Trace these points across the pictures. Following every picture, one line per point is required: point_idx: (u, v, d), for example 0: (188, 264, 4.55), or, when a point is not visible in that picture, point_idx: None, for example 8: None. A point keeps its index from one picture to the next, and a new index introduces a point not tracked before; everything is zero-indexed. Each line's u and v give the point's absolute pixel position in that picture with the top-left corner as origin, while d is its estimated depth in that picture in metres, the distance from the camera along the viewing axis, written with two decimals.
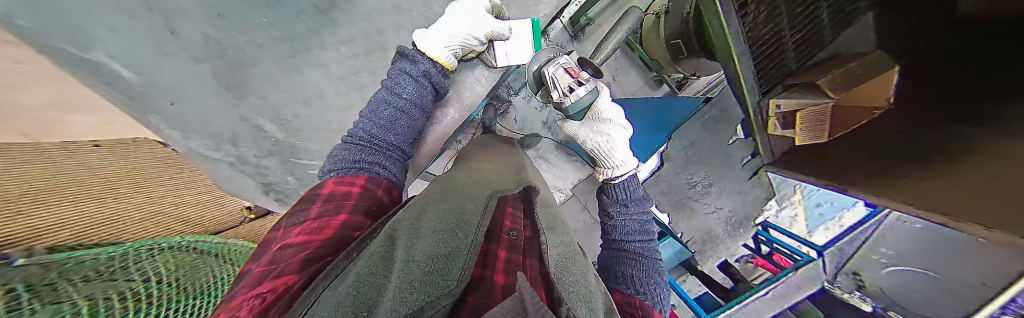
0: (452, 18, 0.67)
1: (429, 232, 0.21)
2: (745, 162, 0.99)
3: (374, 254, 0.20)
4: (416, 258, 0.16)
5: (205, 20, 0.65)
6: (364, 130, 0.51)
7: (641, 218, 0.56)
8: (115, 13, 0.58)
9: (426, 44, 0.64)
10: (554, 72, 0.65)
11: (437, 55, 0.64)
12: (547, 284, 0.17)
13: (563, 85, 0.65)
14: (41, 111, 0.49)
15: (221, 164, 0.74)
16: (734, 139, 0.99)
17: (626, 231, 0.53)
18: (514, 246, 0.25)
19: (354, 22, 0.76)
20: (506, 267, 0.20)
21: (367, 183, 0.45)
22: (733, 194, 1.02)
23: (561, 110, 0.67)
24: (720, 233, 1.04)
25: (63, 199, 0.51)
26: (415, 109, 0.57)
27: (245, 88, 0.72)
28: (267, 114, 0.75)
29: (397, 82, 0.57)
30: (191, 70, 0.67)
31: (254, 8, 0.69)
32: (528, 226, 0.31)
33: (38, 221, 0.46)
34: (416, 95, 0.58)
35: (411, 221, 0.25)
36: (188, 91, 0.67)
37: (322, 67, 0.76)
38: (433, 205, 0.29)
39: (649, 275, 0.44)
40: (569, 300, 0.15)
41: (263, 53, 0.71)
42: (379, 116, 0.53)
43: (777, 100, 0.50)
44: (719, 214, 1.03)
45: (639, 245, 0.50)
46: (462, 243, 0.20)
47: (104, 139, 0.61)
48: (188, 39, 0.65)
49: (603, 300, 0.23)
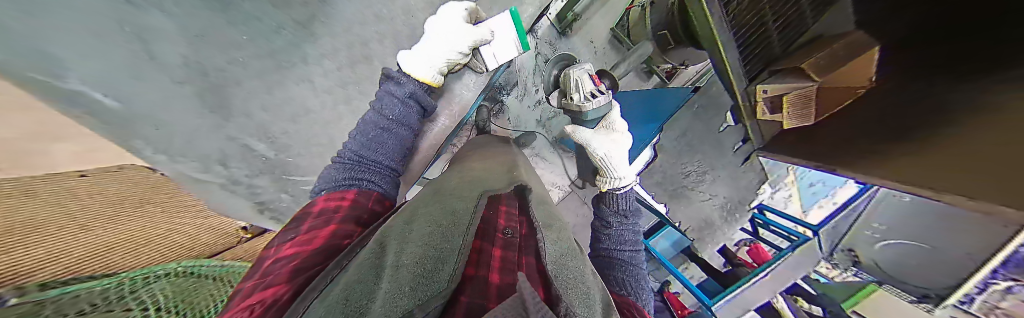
0: (434, 37, 0.66)
1: (417, 237, 0.21)
2: (738, 148, 0.99)
3: (365, 261, 0.20)
4: (405, 263, 0.16)
5: (182, 40, 0.64)
6: (352, 150, 0.52)
7: (634, 228, 0.58)
8: (85, 37, 0.55)
9: (411, 67, 0.63)
10: (579, 75, 0.74)
11: (423, 76, 0.63)
12: (545, 279, 0.18)
13: (584, 91, 0.73)
14: (20, 141, 0.46)
15: (212, 186, 0.74)
16: (726, 126, 0.99)
17: (619, 241, 0.54)
18: (509, 244, 0.25)
19: (337, 36, 0.80)
20: (502, 265, 0.20)
21: (356, 196, 0.45)
22: (728, 180, 1.02)
23: (577, 112, 0.74)
24: (718, 221, 1.04)
25: (57, 227, 0.49)
26: (403, 129, 0.57)
27: (230, 109, 0.73)
28: (255, 133, 0.77)
29: (381, 104, 0.56)
30: (168, 92, 0.65)
31: (231, 26, 0.69)
32: (524, 222, 0.31)
33: (39, 251, 0.44)
34: (403, 114, 0.57)
35: (402, 225, 0.26)
36: (170, 114, 0.65)
37: (308, 81, 0.80)
38: (422, 208, 0.30)
39: (638, 282, 0.45)
40: (567, 297, 0.15)
41: (245, 73, 0.73)
42: (366, 137, 0.53)
43: (764, 86, 0.55)
44: (715, 200, 1.03)
45: (629, 254, 0.52)
46: (452, 245, 0.20)
47: (96, 168, 0.59)
48: (168, 63, 0.64)
49: (601, 296, 0.23)
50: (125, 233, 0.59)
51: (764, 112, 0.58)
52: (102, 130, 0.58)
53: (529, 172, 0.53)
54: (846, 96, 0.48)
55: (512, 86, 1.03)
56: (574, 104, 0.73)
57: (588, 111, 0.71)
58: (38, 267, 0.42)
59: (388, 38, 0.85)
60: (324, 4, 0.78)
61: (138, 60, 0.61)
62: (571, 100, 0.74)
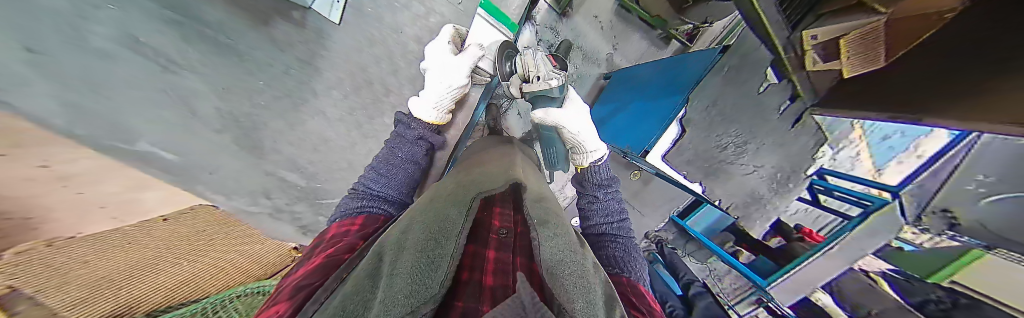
0: (432, 78, 0.74)
1: (413, 244, 0.22)
2: (782, 111, 0.64)
3: (363, 270, 0.21)
4: (399, 272, 0.17)
5: (212, 95, 0.74)
6: (365, 185, 0.54)
7: (613, 197, 0.65)
8: (141, 103, 0.65)
9: (418, 110, 0.70)
10: (534, 56, 0.72)
11: (430, 118, 0.70)
12: (541, 282, 0.21)
13: (543, 70, 0.72)
14: (116, 195, 0.64)
15: (262, 216, 0.89)
16: (764, 85, 0.64)
17: (606, 213, 0.60)
18: (503, 245, 0.29)
19: (337, 66, 0.87)
20: (496, 267, 0.24)
21: (365, 221, 0.44)
22: (777, 149, 0.67)
23: (546, 96, 0.73)
24: (767, 195, 0.75)
25: (150, 268, 0.71)
26: (409, 164, 0.60)
27: (262, 148, 0.84)
28: (286, 166, 0.89)
29: (394, 146, 0.62)
30: (214, 140, 0.77)
31: (249, 74, 0.77)
32: (517, 222, 0.35)
33: (132, 293, 0.67)
34: (411, 153, 0.62)
35: (397, 236, 0.26)
36: (216, 159, 0.78)
37: (321, 113, 0.89)
38: (417, 219, 0.29)
39: (627, 252, 0.50)
40: (556, 292, 0.15)
41: (268, 113, 0.83)
42: (376, 173, 0.56)
43: (812, 31, 0.56)
44: (760, 173, 0.71)
45: (615, 226, 0.57)
46: (445, 250, 0.21)
47: (171, 211, 0.74)
48: (206, 116, 0.74)
49: (604, 289, 0.23)
50: (207, 260, 0.81)
51: (815, 62, 0.58)
52: (169, 179, 0.72)
53: (528, 171, 0.53)
54: (922, 25, 0.43)
55: None
56: (543, 84, 0.69)
57: (556, 88, 0.71)
58: (128, 308, 0.66)
59: (386, 61, 0.92)
60: (323, 39, 0.84)
61: (182, 115, 0.71)
62: (538, 84, 0.70)
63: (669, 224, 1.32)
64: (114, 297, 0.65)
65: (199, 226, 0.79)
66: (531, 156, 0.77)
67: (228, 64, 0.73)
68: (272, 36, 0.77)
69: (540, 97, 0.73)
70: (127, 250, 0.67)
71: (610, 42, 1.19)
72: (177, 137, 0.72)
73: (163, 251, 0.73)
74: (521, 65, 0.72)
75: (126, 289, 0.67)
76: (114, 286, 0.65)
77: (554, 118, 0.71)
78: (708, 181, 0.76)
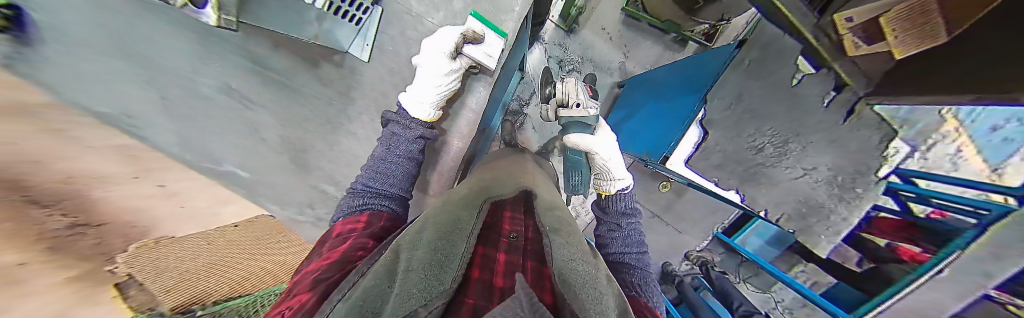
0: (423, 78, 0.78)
1: (426, 243, 0.24)
2: (826, 104, 0.58)
3: (382, 266, 0.23)
4: (414, 268, 0.19)
5: (277, 125, 0.93)
6: (363, 183, 0.59)
7: (634, 228, 0.63)
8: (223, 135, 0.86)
9: (410, 108, 0.76)
10: (570, 84, 0.75)
11: (420, 116, 0.76)
12: (547, 285, 0.21)
13: (582, 98, 0.75)
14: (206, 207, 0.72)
15: (305, 224, 1.07)
16: (799, 77, 0.62)
17: (625, 243, 0.57)
18: (512, 248, 0.30)
19: (365, 95, 1.00)
20: (505, 268, 0.24)
21: (369, 219, 0.49)
22: (829, 146, 0.59)
23: (569, 120, 0.76)
24: (825, 202, 0.63)
25: (225, 262, 0.68)
26: (409, 163, 0.66)
27: (309, 167, 1.01)
28: (327, 181, 1.05)
29: (389, 143, 0.67)
30: (278, 160, 0.97)
31: (300, 106, 0.94)
32: (528, 226, 0.36)
33: (209, 285, 0.61)
34: (405, 152, 0.66)
35: (412, 236, 0.29)
36: (272, 177, 0.97)
37: (352, 135, 1.02)
38: (430, 220, 0.32)
39: (647, 284, 0.46)
40: (575, 305, 0.15)
41: (312, 136, 0.98)
42: (376, 172, 0.61)
43: (844, 14, 0.51)
44: (813, 177, 0.63)
45: (634, 256, 0.54)
46: (456, 250, 0.23)
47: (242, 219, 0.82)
48: (270, 141, 0.94)
49: (617, 301, 0.22)
50: (259, 262, 0.78)
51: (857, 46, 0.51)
52: (241, 191, 0.90)
53: (539, 178, 0.55)
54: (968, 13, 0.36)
55: (529, 97, 1.15)
56: (581, 111, 0.72)
57: (592, 116, 0.74)
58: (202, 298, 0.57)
59: (401, 87, 1.03)
60: (353, 73, 0.97)
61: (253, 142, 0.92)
62: (577, 110, 0.73)
63: (713, 243, 1.23)
64: (195, 286, 0.58)
65: (256, 232, 0.84)
66: (547, 168, 0.78)
67: (285, 99, 0.91)
68: (317, 75, 0.92)
69: (575, 123, 0.75)
70: (216, 243, 0.68)
71: (620, 51, 1.19)
72: (248, 160, 0.92)
73: (236, 249, 0.73)
74: (563, 92, 0.75)
75: (204, 281, 0.61)
76: (198, 275, 0.60)
77: (586, 144, 0.75)
78: (746, 188, 0.75)
